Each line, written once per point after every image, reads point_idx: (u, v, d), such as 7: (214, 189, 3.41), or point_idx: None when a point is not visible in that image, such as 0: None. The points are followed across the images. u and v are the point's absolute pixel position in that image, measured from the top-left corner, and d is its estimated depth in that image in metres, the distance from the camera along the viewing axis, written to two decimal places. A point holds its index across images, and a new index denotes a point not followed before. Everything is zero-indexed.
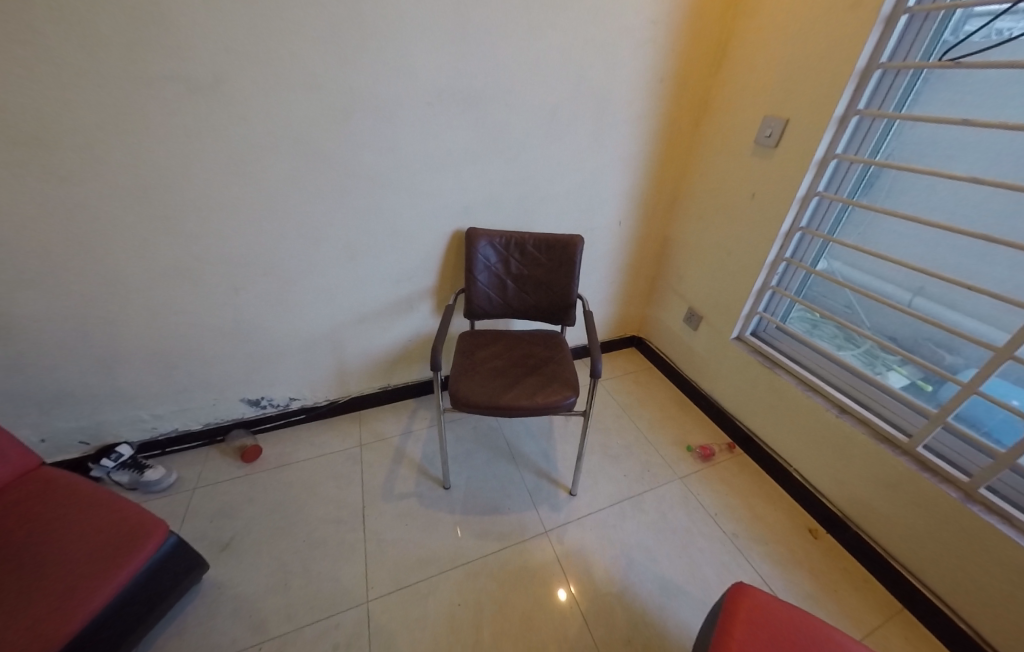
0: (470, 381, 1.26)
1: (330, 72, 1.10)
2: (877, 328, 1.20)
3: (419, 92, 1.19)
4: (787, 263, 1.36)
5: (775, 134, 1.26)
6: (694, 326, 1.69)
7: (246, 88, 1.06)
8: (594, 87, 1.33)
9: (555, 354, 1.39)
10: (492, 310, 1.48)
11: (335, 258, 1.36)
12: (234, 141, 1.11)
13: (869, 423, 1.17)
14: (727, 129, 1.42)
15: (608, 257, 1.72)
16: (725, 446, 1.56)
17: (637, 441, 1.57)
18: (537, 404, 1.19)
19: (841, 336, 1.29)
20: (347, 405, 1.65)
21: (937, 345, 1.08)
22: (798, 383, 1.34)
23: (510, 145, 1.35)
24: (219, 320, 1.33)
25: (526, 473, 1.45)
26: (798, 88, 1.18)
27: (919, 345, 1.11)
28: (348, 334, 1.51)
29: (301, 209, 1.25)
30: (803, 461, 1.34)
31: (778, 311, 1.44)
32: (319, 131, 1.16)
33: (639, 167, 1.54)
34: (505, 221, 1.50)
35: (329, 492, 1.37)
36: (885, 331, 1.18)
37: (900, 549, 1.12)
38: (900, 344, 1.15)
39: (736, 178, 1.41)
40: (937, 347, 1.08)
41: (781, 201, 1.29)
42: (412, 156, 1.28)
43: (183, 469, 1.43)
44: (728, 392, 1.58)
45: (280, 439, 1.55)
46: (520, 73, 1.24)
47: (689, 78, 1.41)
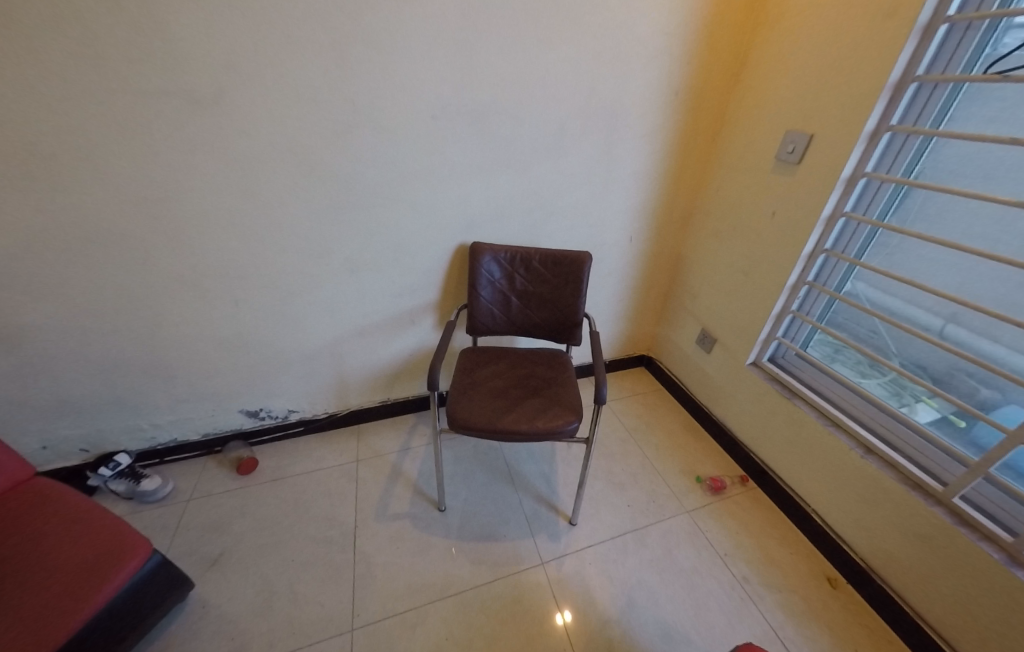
0: (468, 401, 1.20)
1: (332, 85, 1.08)
2: (906, 360, 1.10)
3: (423, 104, 1.16)
4: (809, 287, 1.27)
5: (798, 149, 1.18)
6: (708, 348, 1.61)
7: (249, 101, 1.05)
8: (606, 100, 1.28)
9: (559, 375, 1.33)
10: (495, 326, 1.43)
11: (335, 271, 1.34)
12: (236, 153, 1.10)
13: (898, 467, 1.08)
14: (746, 144, 1.35)
15: (618, 273, 1.65)
16: (738, 478, 1.47)
17: (644, 468, 1.49)
18: (537, 429, 1.13)
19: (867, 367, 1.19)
20: (346, 418, 1.62)
21: (974, 378, 0.98)
22: (819, 417, 1.24)
23: (516, 159, 1.31)
24: (219, 331, 1.32)
25: (525, 498, 1.39)
26: (824, 102, 1.11)
27: (955, 379, 1.01)
28: (348, 347, 1.49)
29: (302, 222, 1.24)
30: (823, 501, 1.25)
31: (798, 337, 1.35)
32: (321, 143, 1.14)
33: (652, 181, 1.48)
34: (510, 236, 1.45)
35: (322, 510, 1.34)
36: (914, 364, 1.09)
37: (929, 607, 1.02)
38: (932, 377, 1.06)
39: (756, 196, 1.33)
40: (978, 386, 0.97)
41: (804, 222, 1.21)
42: (415, 169, 1.25)
43: (179, 479, 1.43)
44: (742, 421, 1.49)
45: (277, 451, 1.53)
46: (528, 86, 1.20)
47: (706, 90, 1.35)
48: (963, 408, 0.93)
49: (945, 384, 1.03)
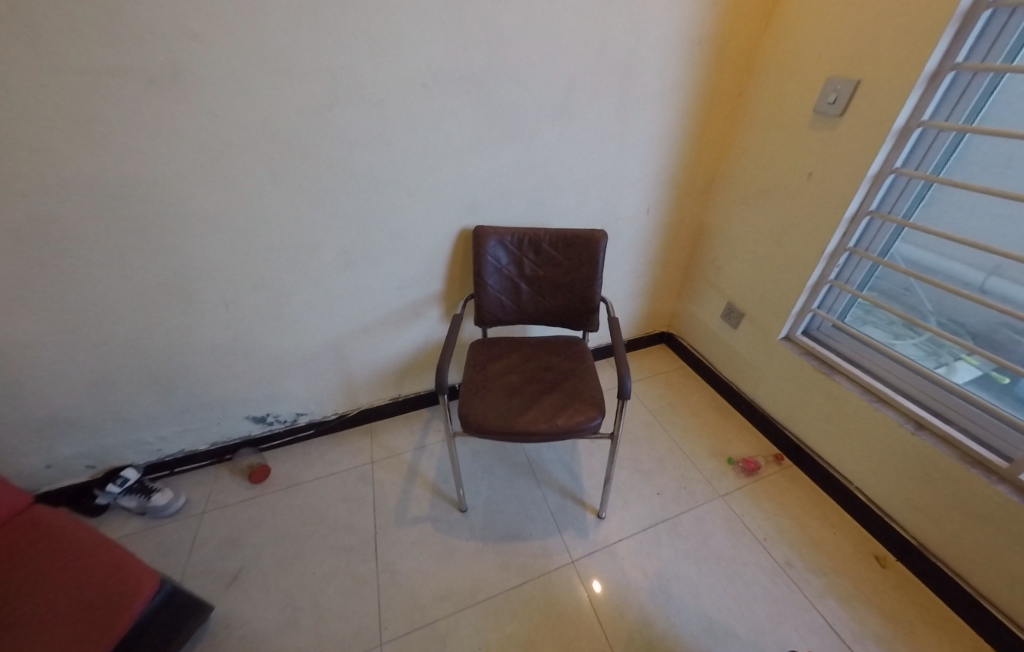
0: (481, 401, 1.12)
1: (306, 54, 0.95)
2: (943, 318, 1.02)
3: (412, 71, 1.03)
4: (849, 253, 1.15)
5: (842, 99, 1.04)
6: (734, 323, 1.51)
7: (214, 79, 0.92)
8: (619, 54, 1.13)
9: (577, 366, 1.24)
10: (506, 316, 1.34)
11: (332, 265, 1.24)
12: (209, 140, 0.98)
13: (955, 443, 0.99)
14: (777, 96, 1.20)
15: (635, 248, 1.54)
16: (772, 457, 1.40)
17: (671, 453, 1.42)
18: (557, 428, 1.05)
19: (917, 338, 1.09)
20: (357, 418, 1.56)
21: (1018, 332, 0.90)
22: (863, 392, 1.15)
23: (520, 129, 1.18)
24: (214, 337, 1.24)
25: (549, 492, 1.33)
26: (874, 41, 0.96)
27: (996, 334, 0.94)
28: (352, 344, 1.41)
29: (289, 213, 1.13)
30: (868, 480, 1.17)
31: (835, 308, 1.24)
32: (302, 125, 1.02)
33: (671, 145, 1.35)
34: (517, 216, 1.34)
35: (340, 517, 1.29)
36: (950, 320, 1.01)
37: (994, 588, 0.96)
38: (969, 334, 0.99)
39: (789, 154, 1.20)
40: (1013, 334, 0.91)
41: (846, 182, 1.08)
42: (409, 148, 1.13)
43: (191, 490, 1.38)
44: (774, 398, 1.41)
45: (290, 456, 1.48)
46: (530, 43, 1.06)
47: (731, 36, 1.19)
48: (1010, 368, 0.86)
49: (983, 340, 0.96)
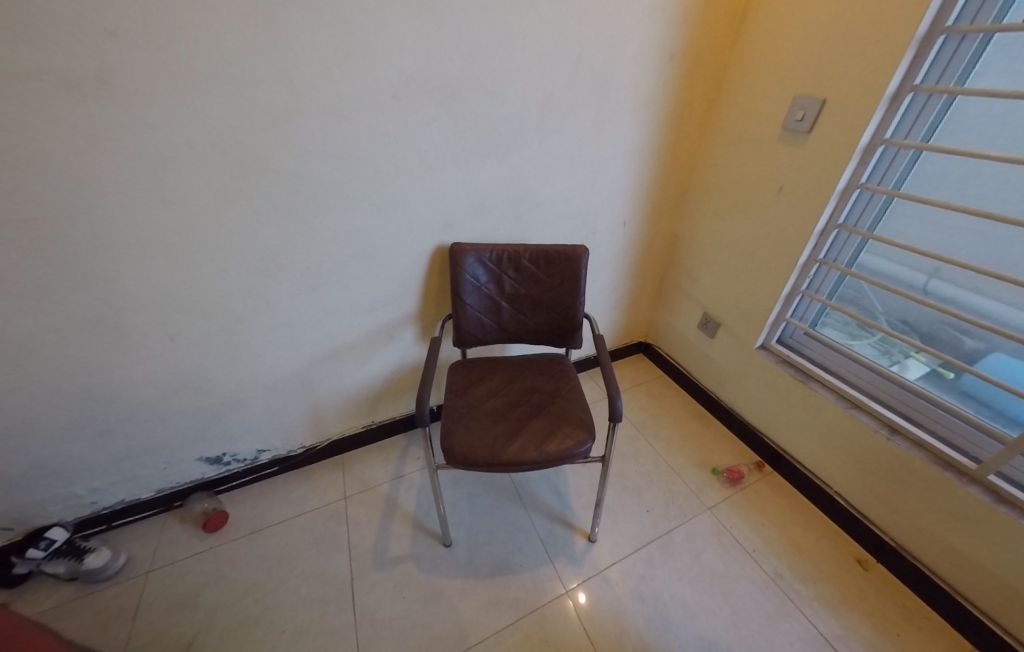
0: (465, 431, 1.05)
1: (259, 61, 0.86)
2: (891, 318, 1.09)
3: (381, 82, 0.96)
4: (820, 265, 1.19)
5: (810, 116, 1.07)
6: (711, 333, 1.52)
7: (150, 86, 0.81)
8: (595, 68, 1.12)
9: (563, 386, 1.20)
10: (486, 336, 1.28)
11: (296, 288, 1.14)
12: (146, 154, 0.87)
13: (928, 447, 1.02)
14: (746, 111, 1.23)
15: (612, 261, 1.53)
16: (753, 465, 1.41)
17: (657, 467, 1.41)
18: (548, 455, 1.00)
19: (886, 346, 1.13)
20: (326, 450, 1.44)
21: (959, 329, 0.97)
22: (839, 399, 1.18)
23: (497, 143, 1.14)
24: (159, 372, 1.10)
25: (538, 517, 1.27)
26: (838, 61, 0.99)
27: (940, 332, 1.00)
28: (320, 372, 1.30)
29: (245, 233, 1.02)
30: (846, 485, 1.20)
31: (807, 316, 1.27)
32: (258, 138, 0.93)
33: (645, 159, 1.35)
34: (495, 232, 1.29)
35: (311, 563, 1.18)
36: (898, 319, 1.08)
37: (969, 585, 0.99)
38: (915, 331, 1.05)
39: (759, 168, 1.23)
40: (955, 331, 0.98)
41: (816, 196, 1.11)
42: (380, 162, 1.05)
43: (134, 546, 1.21)
44: (753, 405, 1.43)
45: (250, 497, 1.34)
46: (505, 56, 1.02)
47: (700, 52, 1.21)
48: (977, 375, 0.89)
49: (928, 337, 1.03)
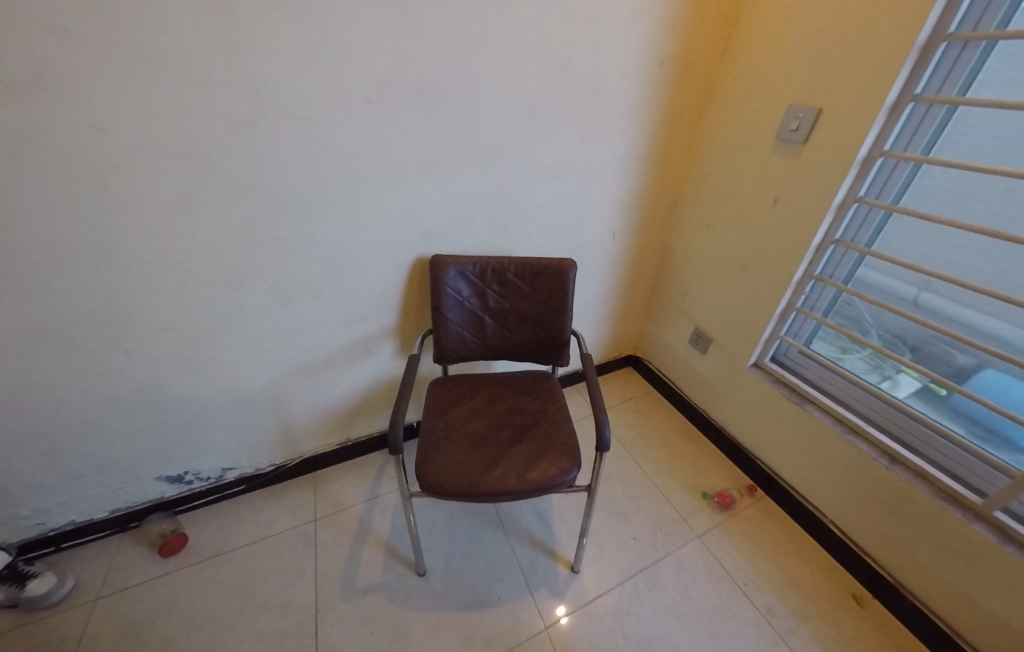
0: (442, 457, 0.98)
1: (219, 59, 0.80)
2: (881, 332, 1.06)
3: (355, 85, 0.90)
4: (815, 281, 1.13)
5: (805, 126, 1.02)
6: (703, 349, 1.47)
7: (97, 82, 0.75)
8: (582, 75, 1.07)
9: (548, 407, 1.14)
10: (468, 352, 1.22)
11: (263, 300, 1.08)
12: (93, 156, 0.80)
13: (930, 478, 0.96)
14: (739, 121, 1.18)
15: (601, 274, 1.48)
16: (745, 488, 1.35)
17: (645, 490, 1.34)
18: (529, 485, 0.94)
19: (884, 368, 1.08)
20: (298, 468, 1.37)
21: (949, 343, 0.93)
22: (835, 424, 1.12)
23: (479, 152, 1.09)
24: (112, 388, 1.03)
25: (518, 544, 1.20)
26: (834, 69, 0.95)
27: (931, 345, 0.97)
28: (291, 387, 1.23)
29: (207, 242, 0.96)
30: (843, 514, 1.14)
31: (801, 333, 1.22)
32: (219, 141, 0.87)
33: (635, 169, 1.30)
34: (478, 243, 1.23)
35: (273, 592, 1.10)
36: (890, 333, 1.04)
37: (971, 628, 0.93)
38: (906, 345, 1.01)
39: (753, 180, 1.18)
40: (946, 345, 0.94)
41: (812, 211, 1.06)
42: (353, 170, 1.00)
43: (83, 570, 1.13)
44: (746, 426, 1.37)
45: (213, 518, 1.26)
46: (487, 61, 0.97)
47: (692, 59, 1.17)
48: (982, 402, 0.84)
49: (921, 354, 0.98)
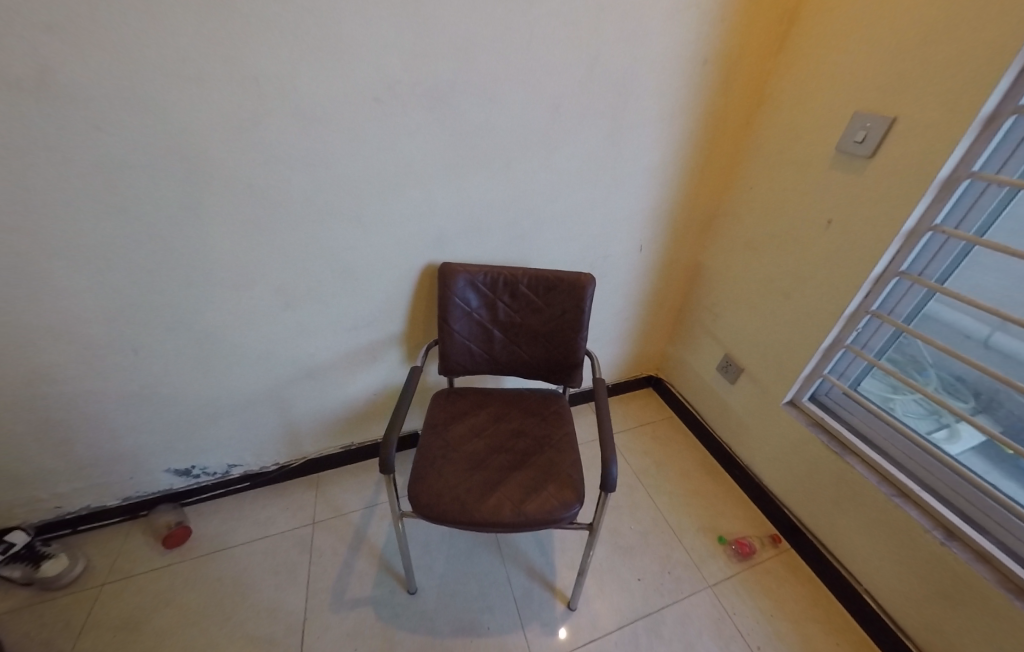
0: (436, 479, 0.92)
1: (220, 57, 0.75)
2: (941, 373, 0.93)
3: (361, 83, 0.84)
4: (871, 317, 0.99)
5: (873, 138, 0.87)
6: (732, 378, 1.34)
7: (98, 84, 0.72)
8: (613, 74, 0.96)
9: (555, 432, 1.05)
10: (474, 366, 1.15)
11: (267, 304, 1.05)
12: (96, 160, 0.79)
13: (995, 562, 0.82)
14: (793, 127, 1.04)
15: (624, 288, 1.37)
16: (768, 536, 1.23)
17: (655, 526, 1.25)
18: (526, 519, 0.86)
19: (947, 423, 0.94)
20: (301, 468, 1.37)
21: None
22: (881, 482, 0.98)
23: (495, 157, 1.01)
24: (120, 384, 1.04)
25: (514, 572, 1.15)
26: (916, 71, 0.79)
27: (1003, 399, 0.84)
28: (295, 390, 1.22)
29: (210, 246, 0.94)
30: (882, 584, 1.00)
31: (848, 373, 1.08)
32: (219, 143, 0.83)
33: (668, 178, 1.18)
34: (491, 252, 1.16)
35: (265, 596, 1.10)
36: (951, 375, 0.91)
37: None
38: (969, 392, 0.89)
39: (805, 196, 1.03)
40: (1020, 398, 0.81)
41: (875, 236, 0.91)
42: (358, 174, 0.94)
43: (94, 554, 1.17)
44: (775, 468, 1.24)
45: (217, 512, 1.28)
46: (506, 58, 0.89)
47: (742, 56, 1.03)
48: None
49: (990, 405, 0.86)
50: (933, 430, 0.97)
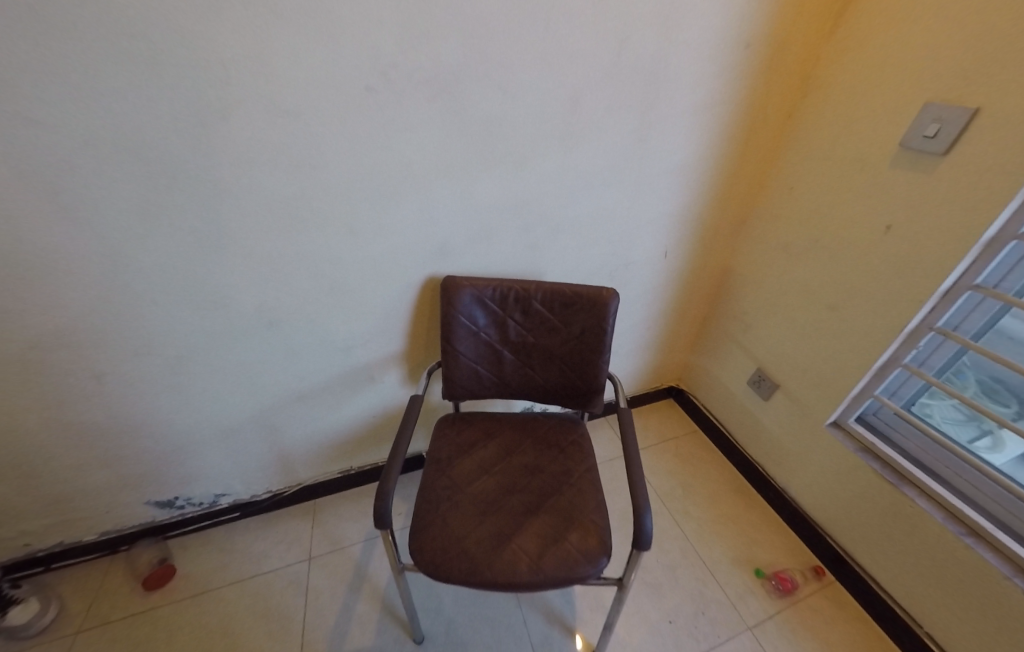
0: (441, 528, 0.81)
1: (178, 38, 0.62)
2: (981, 376, 0.86)
3: (352, 69, 0.71)
4: (935, 334, 0.87)
5: (949, 133, 0.75)
6: (765, 394, 1.23)
7: (26, 72, 0.59)
8: (642, 59, 0.84)
9: (574, 467, 0.94)
10: (482, 389, 1.03)
11: (251, 324, 0.94)
12: (32, 164, 0.65)
13: None
14: (846, 120, 0.91)
15: (646, 297, 1.26)
16: (810, 568, 1.13)
17: (683, 558, 1.15)
18: (545, 578, 0.75)
19: (999, 436, 0.86)
20: (296, 495, 1.26)
21: None
22: (949, 519, 0.87)
23: (507, 156, 0.89)
24: (88, 415, 0.93)
25: (532, 615, 1.04)
26: (1008, 52, 0.66)
27: None
28: (287, 415, 1.11)
29: (181, 261, 0.82)
30: (947, 633, 0.90)
31: (901, 393, 0.97)
32: (186, 143, 0.70)
33: (698, 177, 1.06)
34: (502, 262, 1.04)
35: (257, 645, 0.99)
36: (989, 376, 0.85)
37: None
38: (1012, 395, 0.82)
39: (860, 198, 0.91)
40: None
41: (948, 244, 0.79)
42: (351, 176, 0.82)
43: (69, 596, 1.07)
44: (817, 493, 1.13)
45: (205, 546, 1.18)
46: (521, 41, 0.76)
47: (788, 39, 0.90)
48: None
49: None
50: (975, 439, 0.90)
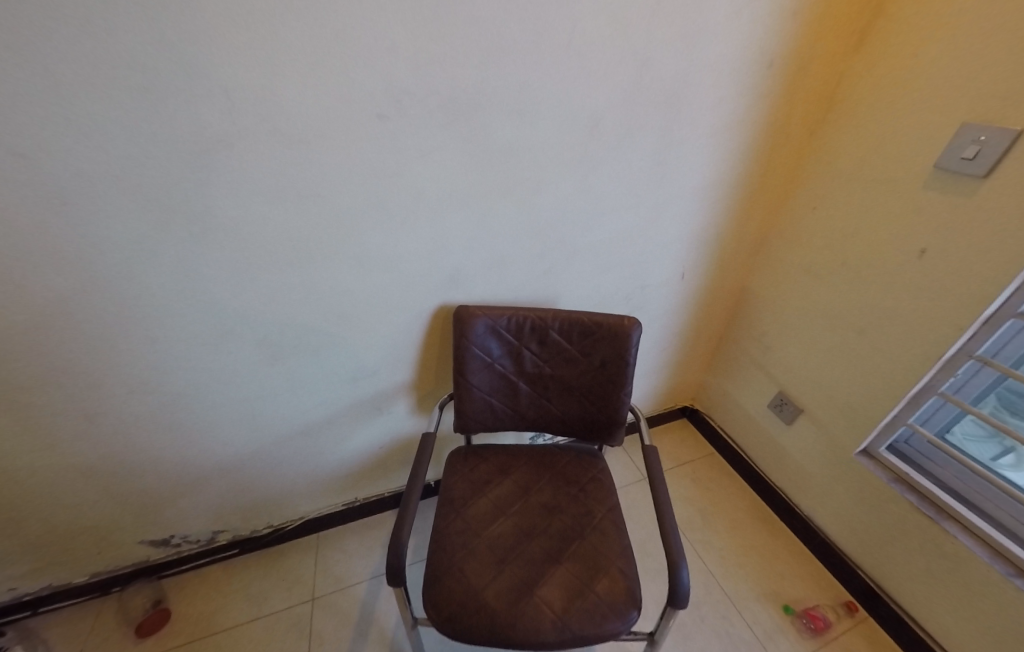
0: (458, 579, 0.76)
1: (177, 64, 0.58)
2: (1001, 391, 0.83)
3: (363, 95, 0.67)
4: (975, 362, 0.82)
5: (990, 155, 0.71)
6: (788, 418, 1.19)
7: (13, 103, 0.54)
8: (664, 81, 0.80)
9: (596, 507, 0.90)
10: (495, 422, 0.99)
11: (254, 357, 0.89)
12: (16, 197, 0.60)
13: None
14: (875, 141, 0.88)
15: (663, 320, 1.22)
16: (841, 604, 1.08)
17: (708, 594, 1.09)
18: (571, 635, 0.71)
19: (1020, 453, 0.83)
20: (299, 529, 1.21)
21: None
22: (994, 556, 0.82)
23: (524, 181, 0.85)
24: (78, 455, 0.87)
25: None
26: None
27: None
28: (290, 449, 1.06)
29: (180, 295, 0.77)
30: None
31: (935, 421, 0.92)
32: (185, 173, 0.66)
33: (718, 199, 1.02)
34: (515, 288, 1.00)
35: None
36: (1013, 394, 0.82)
37: None
38: None
39: (891, 221, 0.87)
40: None
41: (990, 271, 0.74)
42: (361, 204, 0.77)
43: (57, 643, 1.01)
44: (846, 524, 1.09)
45: (203, 586, 1.12)
46: (540, 64, 0.72)
47: (813, 59, 0.87)
48: None
49: None
50: (999, 456, 0.87)
